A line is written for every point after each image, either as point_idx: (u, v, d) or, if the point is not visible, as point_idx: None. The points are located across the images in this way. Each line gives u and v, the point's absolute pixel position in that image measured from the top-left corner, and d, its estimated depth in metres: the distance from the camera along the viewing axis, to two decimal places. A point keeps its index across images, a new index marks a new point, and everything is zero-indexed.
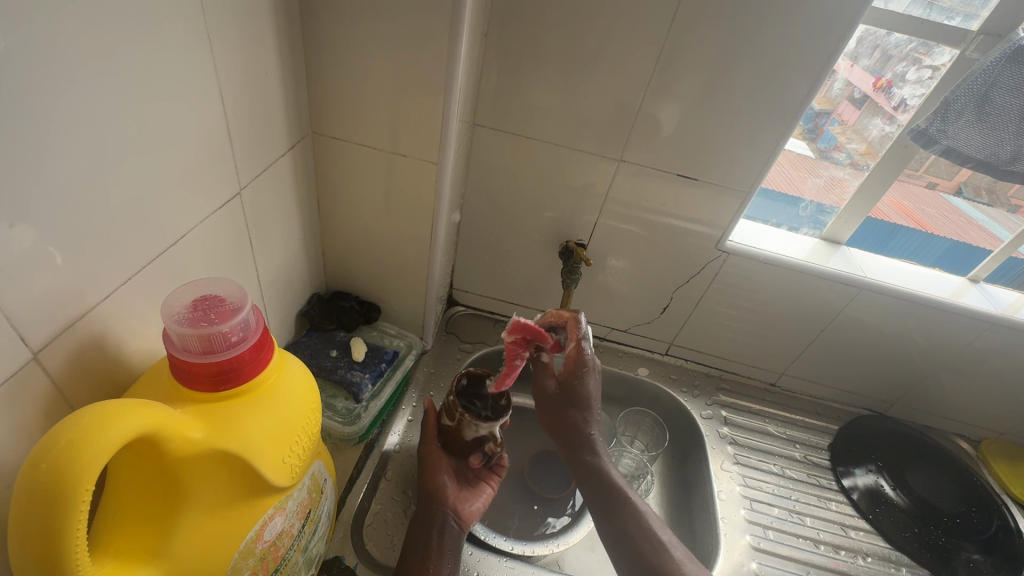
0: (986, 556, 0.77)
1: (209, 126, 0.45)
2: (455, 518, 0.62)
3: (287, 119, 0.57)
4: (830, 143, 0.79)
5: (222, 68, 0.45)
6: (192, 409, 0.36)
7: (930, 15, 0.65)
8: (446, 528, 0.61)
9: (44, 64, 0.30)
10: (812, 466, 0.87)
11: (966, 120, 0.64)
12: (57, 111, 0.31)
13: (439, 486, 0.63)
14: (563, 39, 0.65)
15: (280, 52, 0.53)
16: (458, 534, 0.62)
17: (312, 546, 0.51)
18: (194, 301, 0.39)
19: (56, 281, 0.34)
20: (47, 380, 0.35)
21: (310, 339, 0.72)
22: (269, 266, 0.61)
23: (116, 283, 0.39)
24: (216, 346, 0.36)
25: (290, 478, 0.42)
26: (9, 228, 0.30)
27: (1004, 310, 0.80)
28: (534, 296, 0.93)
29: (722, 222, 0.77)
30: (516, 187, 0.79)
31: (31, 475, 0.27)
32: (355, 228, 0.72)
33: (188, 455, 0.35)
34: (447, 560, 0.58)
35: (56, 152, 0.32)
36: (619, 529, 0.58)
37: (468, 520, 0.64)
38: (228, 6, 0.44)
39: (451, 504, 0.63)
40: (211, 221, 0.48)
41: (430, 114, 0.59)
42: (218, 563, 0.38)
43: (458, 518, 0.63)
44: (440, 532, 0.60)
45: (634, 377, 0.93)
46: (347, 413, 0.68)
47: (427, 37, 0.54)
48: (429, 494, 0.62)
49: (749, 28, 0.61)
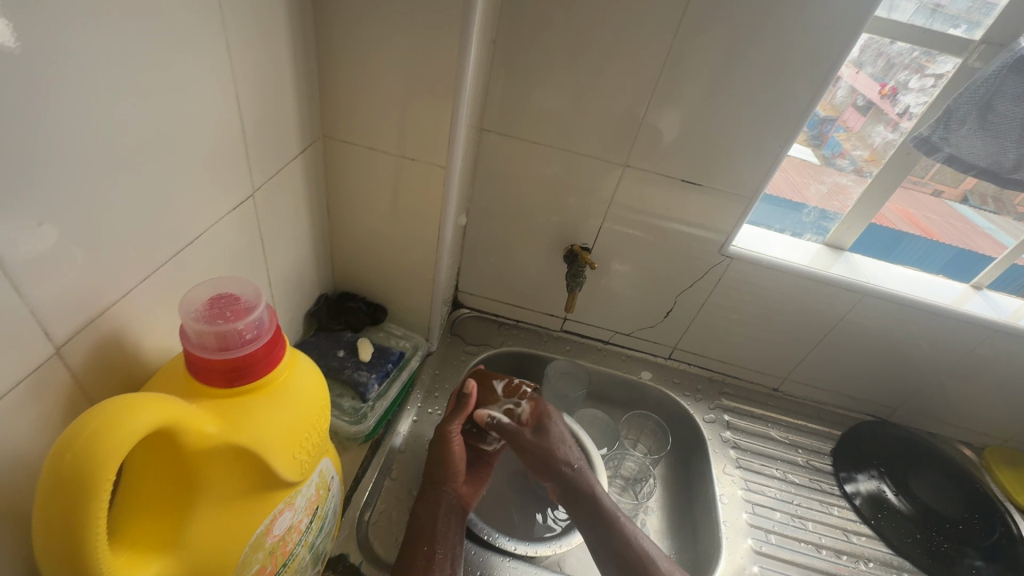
0: (989, 562, 0.77)
1: (225, 128, 0.46)
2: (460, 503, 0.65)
3: (299, 122, 0.59)
4: (834, 150, 0.80)
5: (238, 73, 0.46)
6: (207, 404, 0.37)
7: (933, 23, 0.65)
8: (451, 510, 0.64)
9: (70, 67, 0.31)
10: (815, 471, 0.87)
11: (968, 129, 0.65)
12: (80, 112, 0.32)
13: (452, 469, 0.65)
14: (571, 46, 0.66)
15: (294, 57, 0.55)
16: (458, 519, 0.64)
17: (318, 544, 0.52)
18: (210, 299, 0.40)
19: (79, 277, 0.35)
20: (68, 374, 0.36)
21: (318, 338, 0.73)
22: (279, 266, 0.62)
23: (134, 282, 0.40)
24: (232, 343, 0.38)
25: (300, 474, 0.43)
26: (36, 226, 0.31)
27: (1006, 317, 0.80)
28: (538, 299, 0.93)
29: (726, 227, 0.78)
30: (522, 191, 0.80)
31: (60, 463, 0.28)
32: (362, 230, 0.73)
33: (204, 448, 0.36)
34: (450, 544, 0.60)
35: (78, 153, 0.33)
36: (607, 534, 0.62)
37: (469, 503, 0.67)
38: (245, 12, 0.45)
39: (456, 489, 0.65)
40: (224, 222, 0.49)
41: (438, 118, 0.60)
42: (230, 555, 0.39)
43: (459, 504, 0.65)
44: (446, 510, 0.63)
45: (637, 380, 0.94)
46: (353, 412, 0.69)
47: (437, 42, 0.55)
48: (440, 474, 0.65)
49: (751, 36, 0.62)
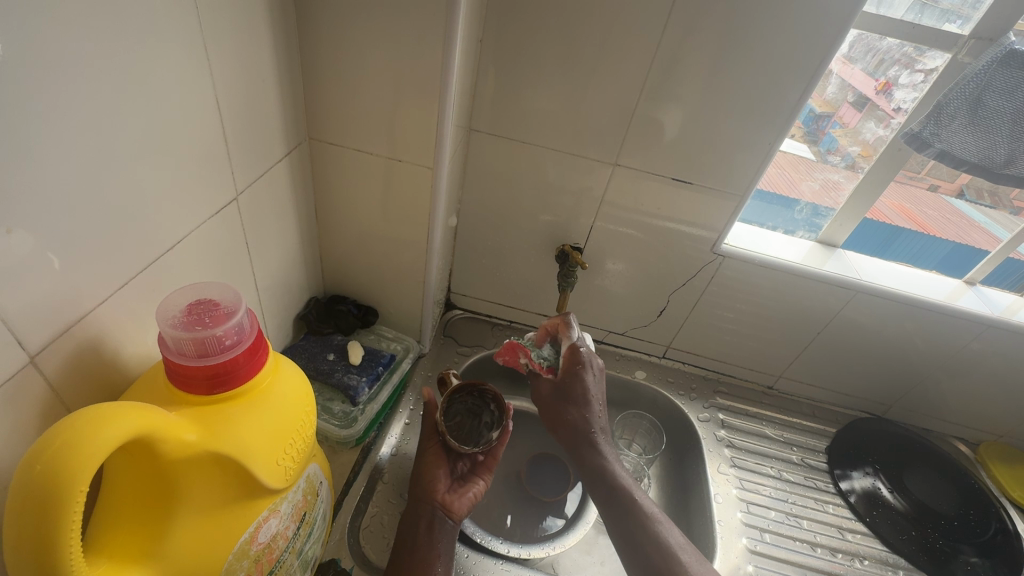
0: (984, 559, 0.77)
1: (206, 132, 0.46)
2: (444, 511, 0.61)
3: (284, 125, 0.58)
4: (830, 146, 0.79)
5: (218, 75, 0.45)
6: (187, 412, 0.37)
7: (922, 19, 0.65)
8: (436, 523, 0.60)
9: (41, 71, 0.31)
10: (810, 468, 0.87)
11: (959, 123, 0.64)
12: (52, 116, 0.32)
13: (431, 480, 0.62)
14: (561, 44, 0.66)
15: (276, 60, 0.54)
16: (451, 528, 0.60)
17: (307, 549, 0.51)
18: (189, 306, 0.39)
19: (54, 286, 0.34)
20: (43, 383, 0.35)
21: (307, 342, 0.73)
22: (266, 270, 0.62)
23: (111, 289, 0.39)
24: (211, 350, 0.37)
25: (284, 481, 0.42)
26: (5, 234, 0.31)
27: (1001, 313, 0.80)
28: (531, 298, 0.93)
29: (717, 225, 0.77)
30: (512, 191, 0.80)
31: (29, 476, 0.28)
32: (352, 234, 0.72)
33: (182, 457, 0.35)
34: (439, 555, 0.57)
35: (50, 160, 0.32)
36: (620, 517, 0.59)
37: (458, 514, 0.62)
38: (225, 14, 0.45)
39: (440, 499, 0.61)
40: (206, 226, 0.48)
41: (426, 119, 0.60)
42: (212, 565, 0.39)
43: (445, 512, 0.61)
44: (429, 528, 0.59)
45: (631, 380, 0.93)
46: (343, 416, 0.69)
47: (423, 42, 0.54)
48: (419, 489, 0.62)
49: (741, 32, 0.62)
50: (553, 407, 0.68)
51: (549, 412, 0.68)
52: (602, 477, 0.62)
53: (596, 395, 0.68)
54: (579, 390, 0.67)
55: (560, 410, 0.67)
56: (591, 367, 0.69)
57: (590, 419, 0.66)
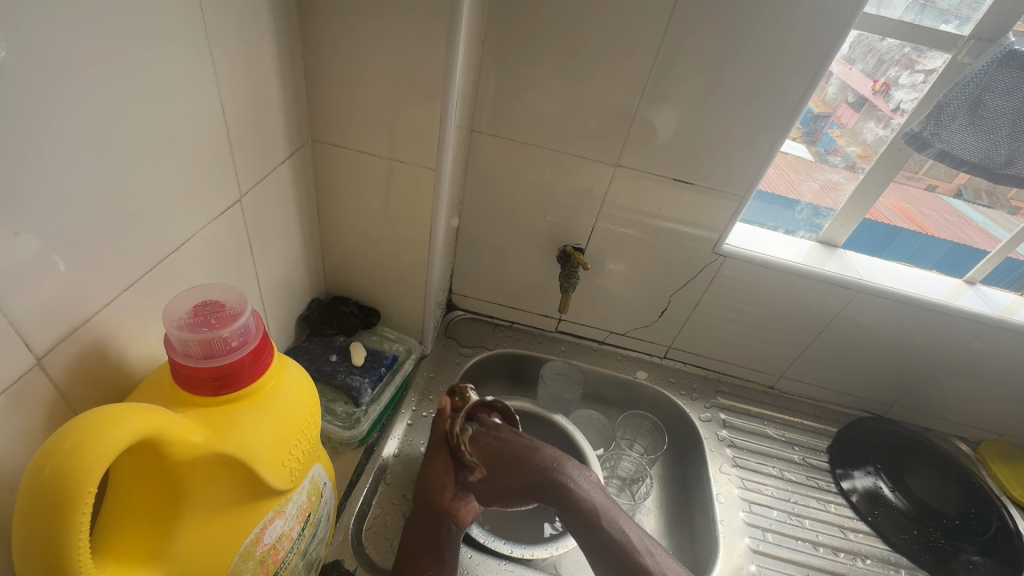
0: (986, 557, 0.77)
1: (209, 133, 0.46)
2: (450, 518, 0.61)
3: (287, 127, 0.58)
4: (829, 147, 0.79)
5: (222, 77, 0.46)
6: (193, 413, 0.37)
7: (921, 19, 0.65)
8: (442, 529, 0.61)
9: (48, 73, 0.31)
10: (811, 468, 0.87)
11: (959, 124, 0.65)
12: (57, 120, 0.32)
13: (437, 487, 0.62)
14: (562, 45, 0.66)
15: (279, 61, 0.54)
16: (456, 533, 0.61)
17: (312, 550, 0.51)
18: (195, 307, 0.39)
19: (60, 287, 0.35)
20: (50, 385, 0.35)
21: (310, 343, 0.73)
22: (269, 272, 0.62)
23: (116, 290, 0.39)
24: (216, 351, 0.37)
25: (289, 482, 0.42)
26: (12, 236, 0.31)
27: (1000, 312, 0.80)
28: (532, 299, 0.93)
29: (719, 225, 0.77)
30: (514, 192, 0.80)
31: (38, 478, 0.28)
32: (354, 235, 0.73)
33: (188, 459, 0.35)
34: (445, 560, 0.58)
35: (56, 163, 0.32)
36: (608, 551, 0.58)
37: (464, 520, 0.63)
38: (228, 16, 0.45)
39: (447, 506, 0.62)
40: (210, 228, 0.48)
41: (428, 121, 0.60)
42: (217, 567, 0.39)
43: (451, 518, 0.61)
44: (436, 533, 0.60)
45: (632, 380, 0.94)
46: (346, 417, 0.69)
47: (426, 43, 0.54)
48: (426, 495, 0.62)
49: (741, 34, 0.62)
50: (491, 484, 0.63)
51: (492, 490, 0.63)
52: (578, 518, 0.60)
53: (526, 444, 0.65)
54: (504, 452, 0.63)
55: (500, 481, 0.63)
56: (501, 432, 0.66)
57: (533, 471, 0.62)
